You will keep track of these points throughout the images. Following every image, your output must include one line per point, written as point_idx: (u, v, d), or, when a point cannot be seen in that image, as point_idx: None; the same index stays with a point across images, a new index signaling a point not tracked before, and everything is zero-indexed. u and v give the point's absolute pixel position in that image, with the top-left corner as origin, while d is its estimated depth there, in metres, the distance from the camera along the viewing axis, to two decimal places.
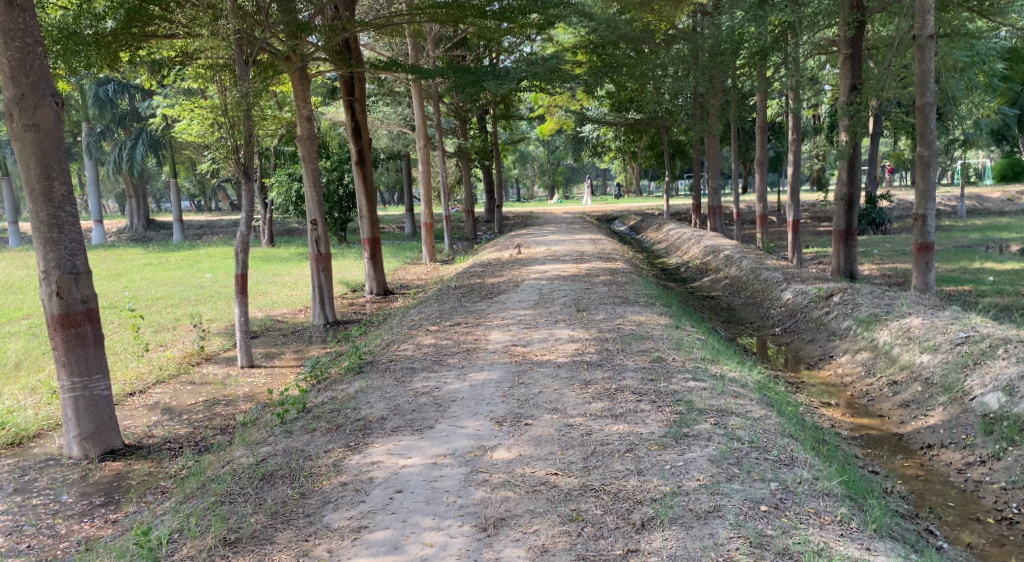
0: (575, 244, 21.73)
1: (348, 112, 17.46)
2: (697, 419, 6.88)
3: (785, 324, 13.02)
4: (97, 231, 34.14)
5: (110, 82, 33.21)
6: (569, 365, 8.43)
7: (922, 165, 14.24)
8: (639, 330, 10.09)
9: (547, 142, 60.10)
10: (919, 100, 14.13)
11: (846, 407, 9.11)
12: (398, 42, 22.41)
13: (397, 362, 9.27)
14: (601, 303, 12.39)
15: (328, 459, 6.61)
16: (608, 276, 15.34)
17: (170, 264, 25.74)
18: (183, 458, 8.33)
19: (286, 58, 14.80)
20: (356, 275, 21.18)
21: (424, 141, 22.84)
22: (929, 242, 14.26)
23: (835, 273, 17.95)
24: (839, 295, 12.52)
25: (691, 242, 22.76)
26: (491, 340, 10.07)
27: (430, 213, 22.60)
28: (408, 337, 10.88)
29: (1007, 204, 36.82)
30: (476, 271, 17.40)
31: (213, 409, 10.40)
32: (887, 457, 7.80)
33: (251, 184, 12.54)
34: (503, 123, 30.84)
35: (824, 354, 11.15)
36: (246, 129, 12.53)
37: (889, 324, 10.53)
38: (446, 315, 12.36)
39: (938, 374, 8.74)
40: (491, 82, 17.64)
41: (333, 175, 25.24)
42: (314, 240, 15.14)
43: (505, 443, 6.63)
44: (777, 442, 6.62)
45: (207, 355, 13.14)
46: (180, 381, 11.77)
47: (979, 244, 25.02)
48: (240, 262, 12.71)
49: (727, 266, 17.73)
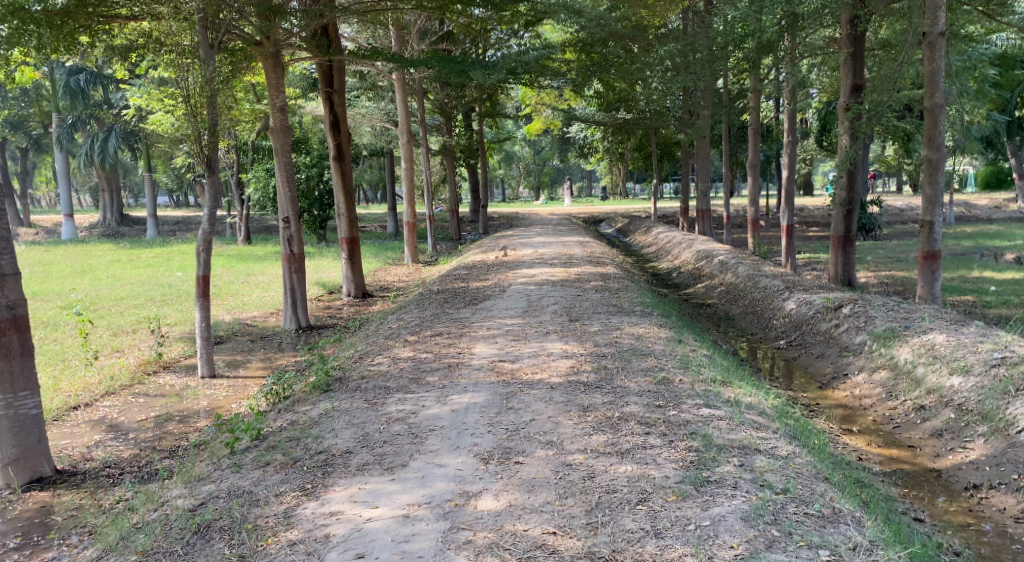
0: (563, 247, 20.79)
1: (326, 104, 16.40)
2: (718, 460, 5.93)
3: (790, 336, 12.08)
4: (67, 226, 32.91)
5: (81, 72, 32.00)
6: (563, 388, 7.42)
7: (930, 170, 13.34)
8: (639, 345, 9.15)
9: (532, 143, 59.28)
10: (928, 101, 13.23)
11: (870, 433, 8.20)
12: (379, 32, 21.36)
13: (369, 380, 8.25)
14: (594, 312, 11.46)
15: (279, 508, 5.60)
16: (599, 282, 14.38)
17: (139, 261, 24.60)
18: (120, 489, 7.32)
19: (257, 43, 13.76)
20: (333, 276, 20.13)
21: (408, 138, 21.76)
22: (935, 250, 13.35)
23: (833, 279, 17.06)
24: (849, 307, 11.61)
25: (682, 246, 21.88)
26: (475, 354, 9.05)
27: (413, 212, 21.55)
28: (384, 348, 9.89)
29: (995, 211, 36.21)
30: (460, 273, 16.42)
31: (164, 427, 9.35)
32: (929, 500, 6.91)
33: (214, 178, 11.49)
34: (490, 122, 29.82)
35: (837, 372, 10.20)
36: (210, 116, 11.53)
37: (910, 341, 9.63)
38: (427, 323, 11.38)
39: (974, 400, 7.85)
40: (477, 74, 16.57)
41: (312, 171, 23.96)
42: (287, 239, 14.19)
43: (491, 489, 5.65)
44: (814, 490, 5.68)
45: (165, 363, 12.05)
46: (133, 392, 10.72)
47: (975, 251, 24.30)
48: (202, 263, 11.65)
49: (722, 272, 16.82)
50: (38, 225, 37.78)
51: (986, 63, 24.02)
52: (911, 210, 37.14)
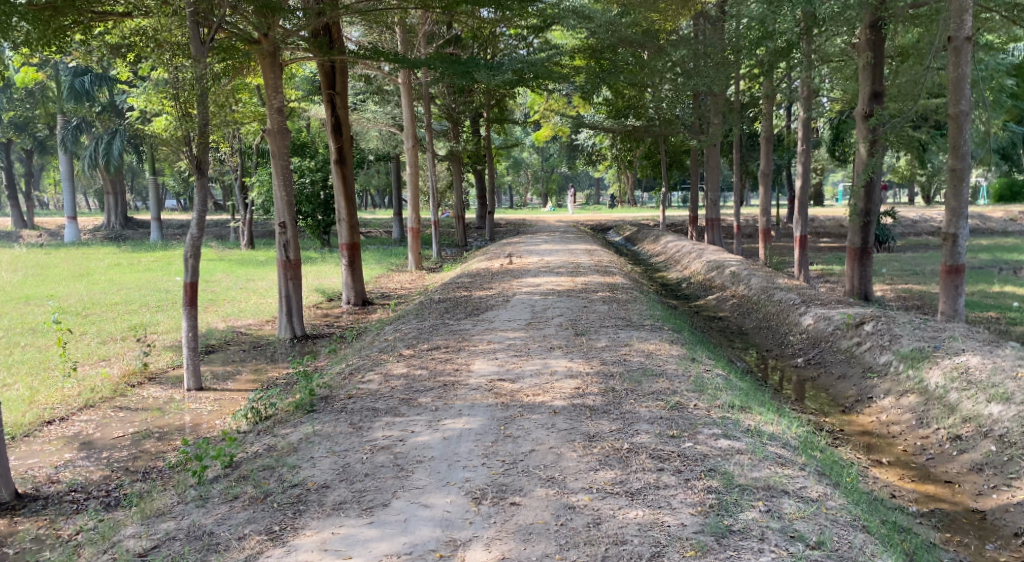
0: (571, 255, 20.17)
1: (328, 106, 15.80)
2: (741, 504, 5.30)
3: (808, 354, 11.39)
4: (70, 228, 32.41)
5: (86, 73, 31.52)
6: (567, 412, 6.77)
7: (954, 180, 12.64)
8: (649, 364, 8.51)
9: (541, 150, 58.70)
10: (952, 108, 12.53)
11: (902, 466, 7.57)
12: (383, 33, 20.69)
13: (357, 399, 7.61)
14: (602, 326, 10.81)
15: (240, 555, 5.05)
16: (607, 293, 13.74)
17: (140, 265, 24.05)
18: (83, 518, 6.73)
19: (253, 41, 13.21)
20: (333, 283, 19.52)
21: (413, 142, 21.10)
22: (959, 264, 12.64)
23: (849, 292, 16.31)
24: (872, 324, 10.92)
25: (692, 256, 21.21)
26: (473, 371, 8.38)
27: (417, 217, 20.93)
28: (378, 363, 9.27)
29: (1009, 224, 35.44)
30: (463, 281, 15.80)
31: (141, 446, 8.73)
32: (972, 547, 6.29)
33: (204, 180, 10.94)
34: (497, 128, 29.15)
35: (861, 396, 9.51)
36: (201, 119, 10.89)
37: (941, 363, 8.96)
38: (424, 335, 10.77)
39: (1017, 432, 7.24)
40: (483, 75, 15.79)
41: (317, 176, 23.49)
42: (283, 244, 13.61)
43: (482, 537, 5.06)
44: (851, 543, 5.07)
45: (151, 375, 11.43)
46: (114, 405, 10.10)
47: (993, 265, 23.59)
48: (190, 269, 11.06)
49: (734, 284, 16.14)
50: (42, 227, 37.38)
51: (1003, 73, 23.30)
52: (924, 221, 36.37)
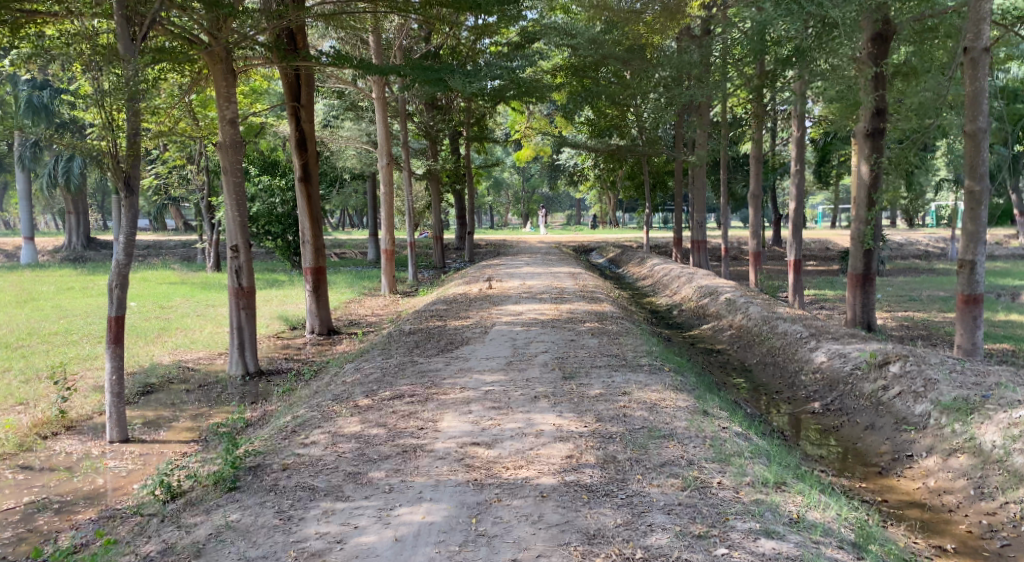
0: (554, 279, 18.68)
1: (292, 120, 14.13)
2: None
3: (825, 399, 9.85)
4: (26, 250, 30.40)
5: (45, 87, 29.66)
6: (558, 496, 5.60)
7: (970, 202, 11.08)
8: (654, 418, 7.13)
9: (521, 169, 57.12)
10: (970, 124, 11.03)
11: (972, 557, 6.45)
12: (353, 42, 19.06)
13: (295, 471, 6.18)
14: (592, 366, 9.38)
15: None
16: (595, 323, 12.28)
17: (91, 289, 22.15)
18: None
19: (199, 44, 11.43)
20: (297, 309, 17.91)
21: (388, 160, 19.47)
22: (977, 293, 11.10)
23: (850, 320, 14.63)
24: (898, 364, 9.45)
25: (681, 280, 19.81)
26: (442, 430, 6.92)
27: (390, 239, 19.28)
28: (328, 414, 7.82)
29: (997, 248, 34.47)
30: (438, 309, 14.25)
31: (30, 523, 7.18)
32: None
33: (133, 198, 9.11)
34: (477, 146, 27.61)
35: (898, 453, 8.10)
36: (130, 128, 9.08)
37: (995, 417, 7.62)
38: (388, 377, 9.30)
39: None
40: (455, 82, 13.92)
41: (287, 195, 21.89)
42: (235, 270, 11.92)
43: None
44: None
45: (70, 424, 9.68)
46: (15, 464, 8.49)
47: (991, 290, 22.51)
48: (114, 301, 9.18)
49: (733, 311, 14.66)
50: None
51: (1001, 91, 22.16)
52: (910, 245, 35.28)
